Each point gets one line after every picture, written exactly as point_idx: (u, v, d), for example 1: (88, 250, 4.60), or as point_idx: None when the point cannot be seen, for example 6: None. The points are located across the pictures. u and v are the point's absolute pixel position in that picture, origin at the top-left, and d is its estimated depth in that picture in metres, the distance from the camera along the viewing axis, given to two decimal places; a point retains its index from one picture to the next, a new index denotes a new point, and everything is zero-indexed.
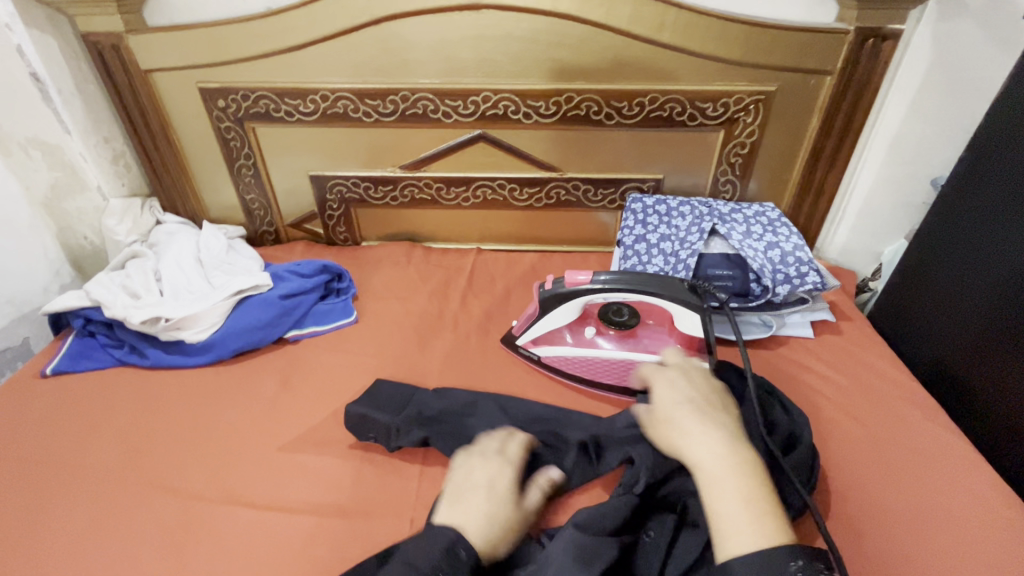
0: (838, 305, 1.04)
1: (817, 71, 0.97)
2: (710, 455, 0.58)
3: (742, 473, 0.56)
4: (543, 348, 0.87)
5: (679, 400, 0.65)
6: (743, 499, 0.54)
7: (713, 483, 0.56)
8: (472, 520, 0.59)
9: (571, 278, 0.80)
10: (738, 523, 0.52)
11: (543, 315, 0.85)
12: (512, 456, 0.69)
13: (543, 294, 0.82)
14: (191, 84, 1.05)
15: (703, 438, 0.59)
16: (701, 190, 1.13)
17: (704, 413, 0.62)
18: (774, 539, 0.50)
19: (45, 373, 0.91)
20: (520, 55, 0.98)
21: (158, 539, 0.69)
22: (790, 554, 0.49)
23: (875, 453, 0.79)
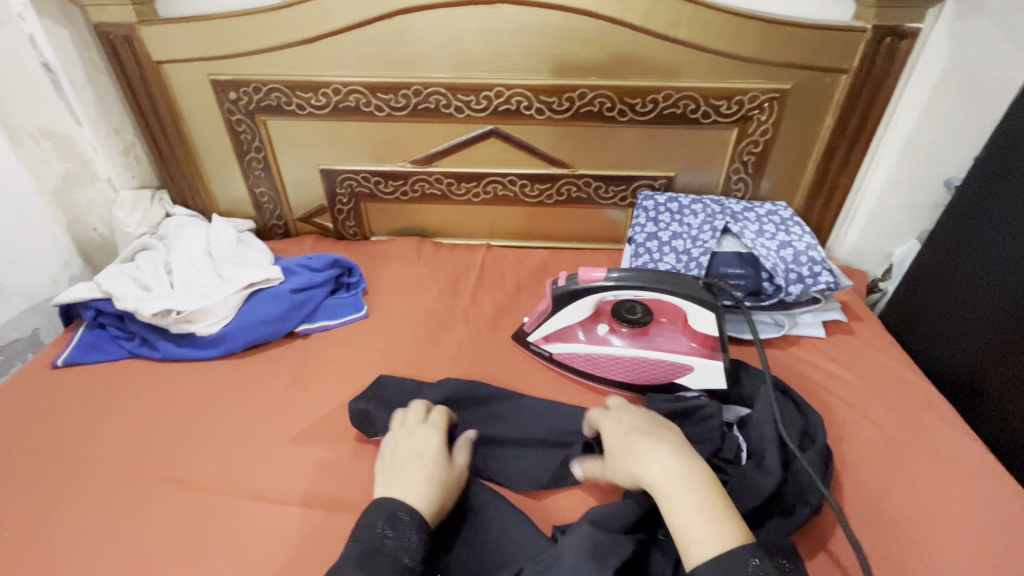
0: (849, 305, 1.04)
1: (833, 69, 0.96)
2: (661, 470, 0.55)
3: (694, 483, 0.53)
4: (555, 345, 0.87)
5: (624, 428, 0.62)
6: (698, 508, 0.51)
7: (667, 499, 0.53)
8: (411, 488, 0.62)
9: (585, 275, 0.80)
10: (698, 533, 0.49)
11: (556, 311, 0.84)
12: (437, 423, 0.73)
13: (556, 291, 0.82)
14: (203, 76, 1.04)
15: (649, 456, 0.56)
16: (713, 187, 1.13)
17: (649, 431, 0.60)
18: (733, 542, 0.48)
19: (56, 363, 0.91)
20: (534, 50, 0.98)
21: (170, 530, 0.69)
22: (749, 552, 0.47)
23: (888, 453, 0.79)
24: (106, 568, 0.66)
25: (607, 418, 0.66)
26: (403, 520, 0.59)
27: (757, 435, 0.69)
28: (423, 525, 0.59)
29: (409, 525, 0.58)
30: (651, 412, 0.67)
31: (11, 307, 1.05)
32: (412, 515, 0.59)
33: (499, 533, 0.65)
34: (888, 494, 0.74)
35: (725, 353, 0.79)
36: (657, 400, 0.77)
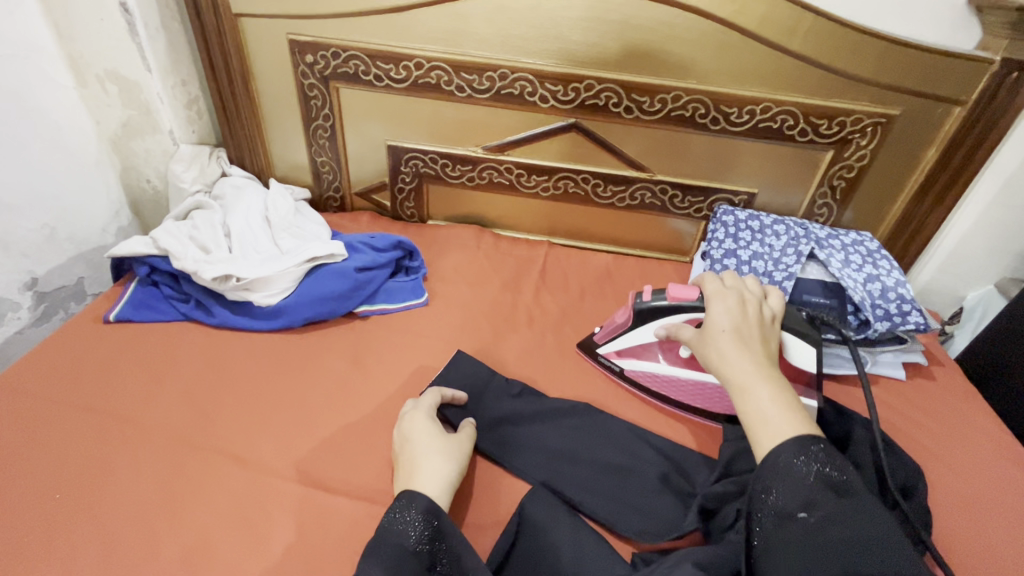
0: (930, 349, 0.99)
1: (947, 99, 0.91)
2: (746, 369, 0.59)
3: (773, 382, 0.58)
4: (628, 360, 0.84)
5: (720, 319, 0.64)
6: (773, 400, 0.56)
7: (746, 391, 0.57)
8: (416, 476, 0.61)
9: (672, 292, 0.75)
10: (772, 420, 0.55)
11: (636, 327, 0.80)
12: (426, 403, 0.72)
13: (640, 305, 0.79)
14: (282, 35, 1.00)
15: (735, 358, 0.60)
16: (795, 210, 1.08)
17: (738, 333, 0.62)
18: (803, 433, 0.53)
19: (108, 318, 0.88)
20: (635, 45, 0.93)
21: (224, 509, 0.65)
22: (817, 441, 0.53)
23: (982, 512, 0.74)
24: (160, 543, 0.62)
25: (709, 299, 0.68)
26: (405, 505, 0.57)
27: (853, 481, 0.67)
28: (427, 504, 0.57)
29: (412, 509, 0.57)
30: (756, 303, 0.67)
31: (60, 253, 1.01)
32: (414, 499, 0.57)
33: (575, 547, 0.61)
34: (987, 557, 0.69)
35: (818, 392, 0.75)
36: (733, 430, 0.74)
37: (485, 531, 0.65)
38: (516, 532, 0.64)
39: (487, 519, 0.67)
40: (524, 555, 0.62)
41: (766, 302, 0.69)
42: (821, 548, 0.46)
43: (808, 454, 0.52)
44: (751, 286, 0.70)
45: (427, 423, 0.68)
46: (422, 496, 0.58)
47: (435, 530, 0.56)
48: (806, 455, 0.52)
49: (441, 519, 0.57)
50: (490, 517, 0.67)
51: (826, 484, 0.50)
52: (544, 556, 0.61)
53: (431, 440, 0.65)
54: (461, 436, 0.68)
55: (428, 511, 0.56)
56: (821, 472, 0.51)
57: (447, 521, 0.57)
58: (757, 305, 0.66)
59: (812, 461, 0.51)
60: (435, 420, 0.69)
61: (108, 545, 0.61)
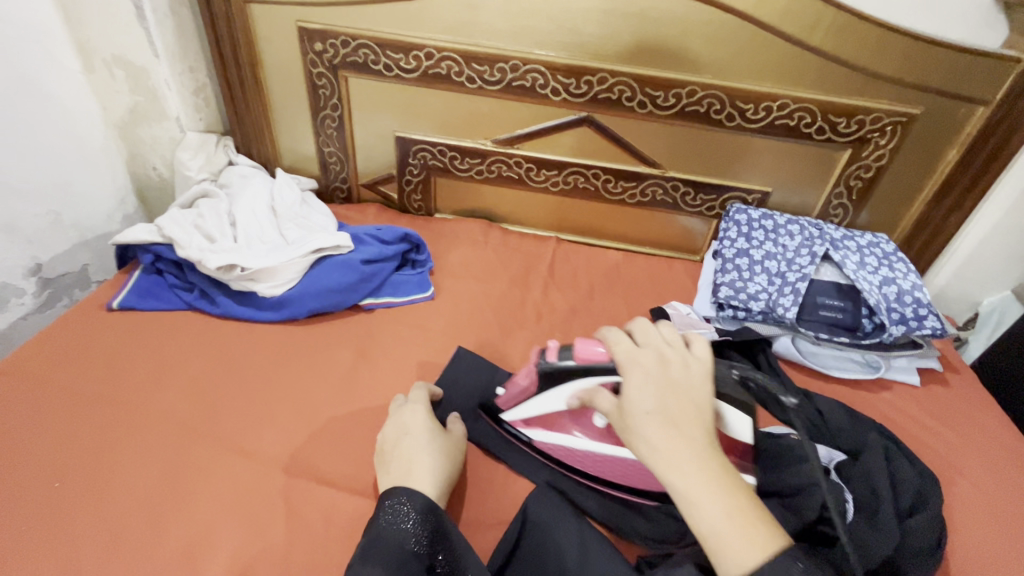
0: (945, 355, 0.97)
1: (970, 99, 0.89)
2: (686, 466, 0.47)
3: (723, 482, 0.47)
4: (536, 430, 0.71)
5: (640, 396, 0.51)
6: (727, 512, 0.45)
7: (692, 502, 0.46)
8: (414, 474, 0.60)
9: (579, 354, 0.64)
10: (730, 540, 0.44)
11: (542, 392, 0.68)
12: (415, 399, 0.71)
13: (546, 368, 0.66)
14: (291, 22, 0.99)
15: (670, 454, 0.48)
16: (810, 210, 1.06)
17: (664, 413, 0.50)
18: (773, 549, 0.44)
19: (111, 306, 0.87)
20: (651, 38, 0.90)
21: (226, 501, 0.64)
22: (794, 556, 0.43)
23: (998, 523, 0.72)
24: (160, 536, 0.61)
25: (622, 366, 0.54)
26: (403, 504, 0.56)
27: (864, 487, 0.65)
28: (426, 504, 0.57)
29: (409, 506, 0.56)
30: (679, 360, 0.54)
31: (65, 240, 1.00)
32: (411, 497, 0.57)
33: (580, 549, 0.60)
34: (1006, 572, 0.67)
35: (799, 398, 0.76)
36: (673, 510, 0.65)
37: (488, 529, 0.64)
38: (519, 530, 0.63)
39: (491, 516, 0.66)
40: (526, 554, 0.61)
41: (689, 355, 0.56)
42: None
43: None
44: (669, 335, 0.56)
45: (418, 418, 0.68)
46: (420, 494, 0.57)
47: (433, 528, 0.56)
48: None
49: (438, 517, 0.56)
50: (494, 515, 0.66)
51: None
52: (547, 558, 0.60)
53: (422, 438, 0.65)
54: (452, 436, 0.68)
55: (426, 511, 0.56)
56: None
57: (445, 519, 0.57)
58: (680, 363, 0.54)
59: None
60: (429, 414, 0.69)
61: (107, 535, 0.61)
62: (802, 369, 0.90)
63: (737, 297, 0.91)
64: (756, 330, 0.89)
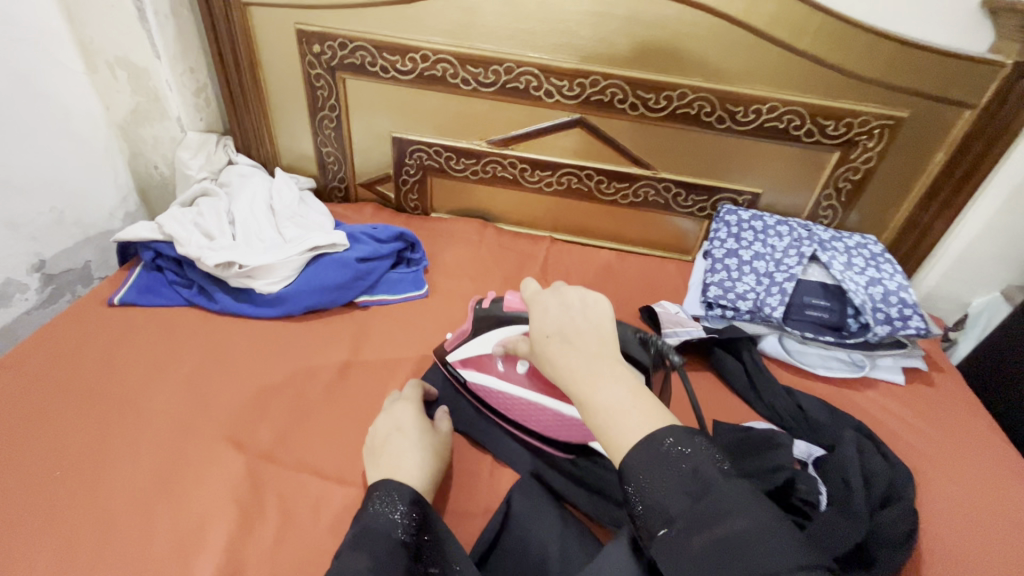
0: (931, 355, 0.98)
1: (957, 103, 0.90)
2: (576, 372, 0.52)
3: (612, 380, 0.51)
4: (470, 371, 0.76)
5: (541, 326, 0.57)
6: (615, 402, 0.49)
7: (584, 402, 0.51)
8: (401, 469, 0.62)
9: (509, 301, 0.72)
10: (617, 425, 0.48)
11: (475, 335, 0.76)
12: (408, 395, 0.74)
13: (478, 312, 0.75)
14: (291, 25, 1.01)
15: (563, 366, 0.53)
16: (800, 211, 1.07)
17: (559, 335, 0.55)
18: (653, 426, 0.48)
19: (113, 302, 0.89)
20: (641, 42, 0.92)
21: (220, 490, 0.66)
22: (667, 432, 0.47)
23: (976, 519, 0.73)
24: (157, 522, 0.63)
25: (529, 304, 0.60)
26: (391, 496, 0.58)
27: (838, 480, 0.66)
28: (413, 496, 0.59)
29: (396, 498, 0.58)
30: (575, 289, 0.59)
31: (68, 237, 1.02)
32: (398, 489, 0.59)
33: (561, 541, 0.61)
34: (979, 566, 0.68)
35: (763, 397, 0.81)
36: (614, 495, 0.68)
37: (474, 519, 0.66)
38: (503, 522, 0.64)
39: (477, 507, 0.67)
40: (509, 548, 0.62)
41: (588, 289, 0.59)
42: (699, 548, 0.41)
43: (666, 454, 0.45)
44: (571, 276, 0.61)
45: (407, 416, 0.70)
46: (408, 488, 0.60)
47: (418, 518, 0.57)
48: (659, 456, 0.45)
49: (424, 508, 0.58)
50: (480, 505, 0.67)
51: (689, 474, 0.45)
52: (529, 549, 0.61)
53: (410, 436, 0.66)
54: (438, 432, 0.70)
55: (415, 503, 0.58)
56: (690, 469, 0.45)
57: (431, 513, 0.60)
58: (576, 290, 0.58)
59: (664, 461, 0.45)
60: (419, 411, 0.71)
61: (106, 521, 0.63)
62: (788, 367, 0.92)
63: (726, 296, 0.93)
64: (743, 328, 0.91)
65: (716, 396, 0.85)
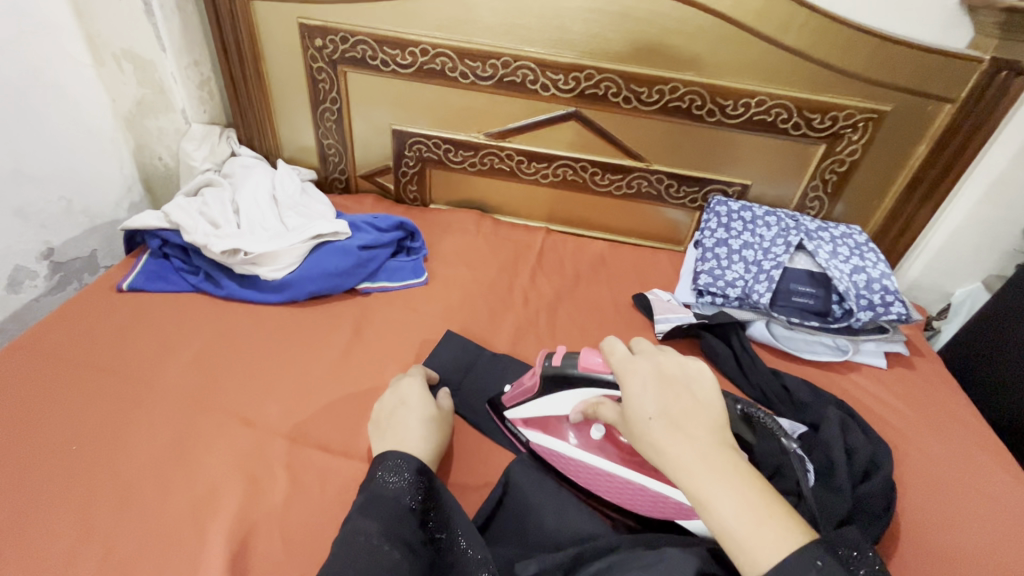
0: (913, 341, 1.02)
1: (937, 97, 0.94)
2: (693, 466, 0.48)
3: (736, 481, 0.47)
4: (534, 432, 0.72)
5: (642, 404, 0.52)
6: (742, 509, 0.46)
7: (705, 502, 0.47)
8: (404, 442, 0.65)
9: (587, 361, 0.68)
10: (748, 536, 0.45)
11: (544, 394, 0.71)
12: (413, 374, 0.77)
13: (548, 369, 0.70)
14: (293, 19, 1.03)
15: (676, 456, 0.49)
16: (788, 203, 1.11)
17: (668, 418, 0.51)
18: (789, 543, 0.44)
19: (121, 287, 0.91)
20: (634, 37, 0.95)
21: (229, 464, 0.69)
22: (811, 555, 0.43)
23: (950, 494, 0.77)
24: (169, 492, 0.66)
25: (620, 375, 0.56)
26: (396, 464, 0.62)
27: (822, 456, 0.70)
28: (419, 466, 0.62)
29: (401, 467, 0.61)
30: (673, 361, 0.56)
31: (74, 226, 1.04)
32: (404, 458, 0.62)
33: (557, 512, 0.64)
34: (946, 532, 0.72)
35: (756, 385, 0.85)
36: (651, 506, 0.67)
37: (473, 491, 0.69)
38: (502, 494, 0.67)
39: (476, 480, 0.70)
40: (507, 518, 0.65)
41: (691, 363, 0.56)
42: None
43: None
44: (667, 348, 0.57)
45: (411, 392, 0.73)
46: (414, 458, 0.63)
47: (423, 486, 0.61)
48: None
49: (429, 477, 0.62)
50: (478, 478, 0.70)
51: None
52: (527, 519, 0.64)
53: (412, 411, 0.70)
54: (440, 409, 0.73)
55: (420, 472, 0.62)
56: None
57: (436, 482, 0.63)
58: (675, 364, 0.55)
59: None
60: (423, 388, 0.75)
61: (119, 492, 0.65)
62: (775, 351, 0.95)
63: (715, 283, 0.96)
64: (732, 315, 0.94)
65: None
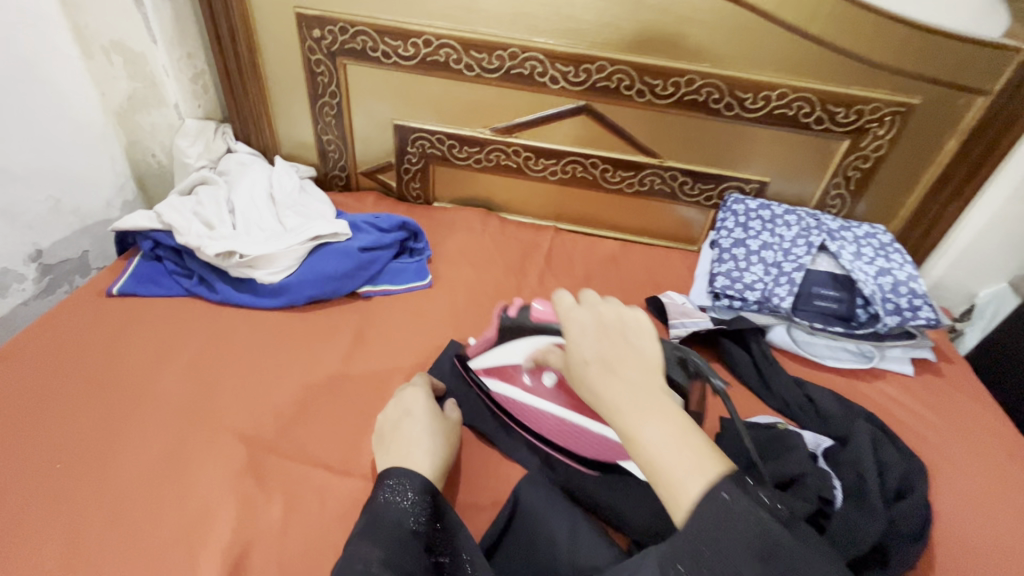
0: (940, 346, 0.97)
1: (969, 89, 0.89)
2: (620, 403, 0.48)
3: (659, 417, 0.46)
4: (494, 381, 0.74)
5: (580, 348, 0.53)
6: (665, 445, 0.44)
7: (632, 439, 0.46)
8: (408, 459, 0.61)
9: (538, 311, 0.71)
10: (670, 471, 0.43)
11: (501, 344, 0.74)
12: (420, 383, 0.73)
13: (504, 320, 0.73)
14: (289, 8, 0.98)
15: (606, 396, 0.49)
16: (808, 201, 1.06)
17: (600, 359, 0.51)
18: (708, 476, 0.42)
19: (111, 292, 0.87)
20: (648, 27, 0.90)
21: (222, 482, 0.65)
22: (724, 486, 0.41)
23: (986, 510, 0.73)
24: (159, 513, 0.62)
25: (563, 321, 0.55)
26: (401, 483, 0.58)
27: (851, 472, 0.65)
28: (425, 486, 0.58)
29: (407, 486, 0.57)
30: (615, 309, 0.55)
31: (64, 226, 1.00)
32: (409, 476, 0.58)
33: (571, 535, 0.60)
34: (985, 552, 0.68)
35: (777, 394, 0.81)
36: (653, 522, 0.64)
37: (482, 511, 0.65)
38: (511, 512, 0.64)
39: (484, 499, 0.66)
40: (516, 539, 0.62)
41: (631, 312, 0.55)
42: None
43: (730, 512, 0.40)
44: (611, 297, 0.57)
45: (417, 402, 0.69)
46: (420, 476, 0.59)
47: (429, 507, 0.57)
48: (716, 516, 0.40)
49: (436, 496, 0.58)
50: (487, 496, 0.67)
51: (755, 532, 0.40)
52: (539, 540, 0.61)
53: (418, 424, 0.65)
54: (447, 420, 0.69)
55: (426, 491, 0.58)
56: (756, 527, 0.40)
57: (443, 502, 0.59)
58: (617, 314, 0.55)
59: (721, 524, 0.40)
60: (430, 398, 0.70)
61: (105, 513, 0.62)
62: (796, 357, 0.91)
63: (733, 286, 0.92)
64: (751, 319, 0.90)
65: None
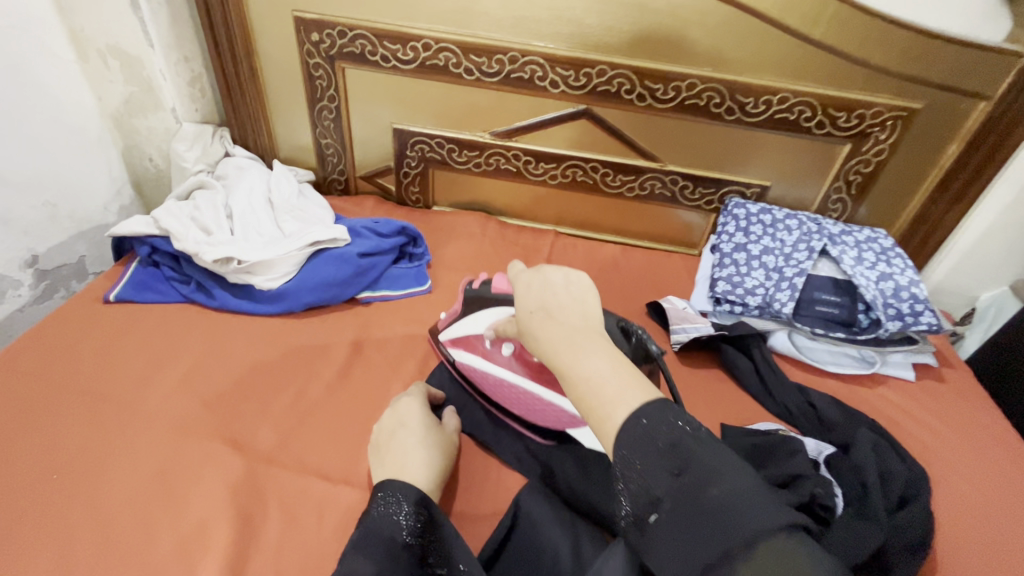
0: (942, 352, 0.97)
1: (972, 94, 0.88)
2: (557, 344, 0.49)
3: (593, 356, 0.47)
4: (458, 352, 0.78)
5: (523, 300, 0.54)
6: (596, 379, 0.46)
7: (568, 377, 0.47)
8: (406, 470, 0.61)
9: (498, 283, 0.76)
10: (601, 403, 0.45)
11: (466, 315, 0.79)
12: (416, 393, 0.73)
13: (469, 291, 0.79)
14: (287, 11, 0.97)
15: (545, 339, 0.50)
16: (809, 205, 1.06)
17: (543, 308, 0.52)
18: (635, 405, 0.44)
19: (108, 299, 0.87)
20: (649, 31, 0.90)
21: (220, 492, 0.65)
22: (642, 412, 0.43)
23: (990, 518, 0.72)
24: (156, 524, 0.62)
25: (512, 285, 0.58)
26: (394, 496, 0.57)
27: (855, 482, 0.65)
28: (419, 498, 0.57)
29: (400, 499, 0.56)
30: (558, 267, 0.56)
31: (61, 231, 1.00)
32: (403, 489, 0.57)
33: (572, 544, 0.59)
34: (987, 560, 0.67)
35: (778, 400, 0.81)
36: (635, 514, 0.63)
37: (481, 521, 0.65)
38: (512, 523, 0.63)
39: (484, 508, 0.66)
40: (517, 550, 0.61)
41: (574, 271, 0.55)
42: (691, 525, 0.40)
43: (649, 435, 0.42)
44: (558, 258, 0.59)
45: (414, 413, 0.69)
46: (415, 488, 0.58)
47: (423, 520, 0.55)
48: (636, 439, 0.42)
49: (430, 508, 0.56)
50: (487, 506, 0.66)
51: (666, 447, 0.42)
52: (540, 550, 0.60)
53: (415, 434, 0.65)
54: (445, 430, 0.69)
55: (419, 503, 0.56)
56: (668, 443, 0.42)
57: (440, 513, 0.57)
58: (558, 268, 0.55)
59: (642, 448, 0.42)
60: (426, 408, 0.70)
61: (102, 524, 0.61)
62: (796, 363, 0.90)
63: (734, 291, 0.91)
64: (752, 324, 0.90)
65: (724, 393, 0.84)
